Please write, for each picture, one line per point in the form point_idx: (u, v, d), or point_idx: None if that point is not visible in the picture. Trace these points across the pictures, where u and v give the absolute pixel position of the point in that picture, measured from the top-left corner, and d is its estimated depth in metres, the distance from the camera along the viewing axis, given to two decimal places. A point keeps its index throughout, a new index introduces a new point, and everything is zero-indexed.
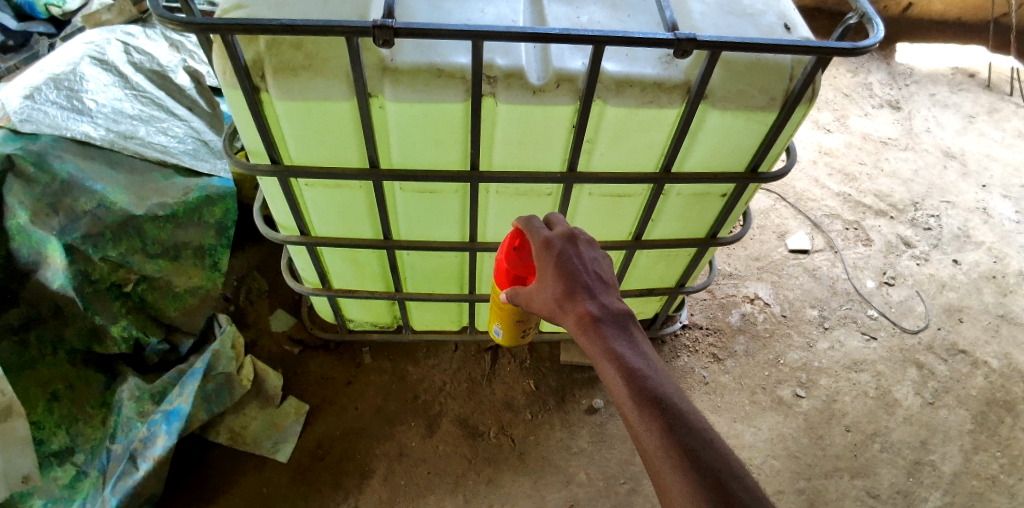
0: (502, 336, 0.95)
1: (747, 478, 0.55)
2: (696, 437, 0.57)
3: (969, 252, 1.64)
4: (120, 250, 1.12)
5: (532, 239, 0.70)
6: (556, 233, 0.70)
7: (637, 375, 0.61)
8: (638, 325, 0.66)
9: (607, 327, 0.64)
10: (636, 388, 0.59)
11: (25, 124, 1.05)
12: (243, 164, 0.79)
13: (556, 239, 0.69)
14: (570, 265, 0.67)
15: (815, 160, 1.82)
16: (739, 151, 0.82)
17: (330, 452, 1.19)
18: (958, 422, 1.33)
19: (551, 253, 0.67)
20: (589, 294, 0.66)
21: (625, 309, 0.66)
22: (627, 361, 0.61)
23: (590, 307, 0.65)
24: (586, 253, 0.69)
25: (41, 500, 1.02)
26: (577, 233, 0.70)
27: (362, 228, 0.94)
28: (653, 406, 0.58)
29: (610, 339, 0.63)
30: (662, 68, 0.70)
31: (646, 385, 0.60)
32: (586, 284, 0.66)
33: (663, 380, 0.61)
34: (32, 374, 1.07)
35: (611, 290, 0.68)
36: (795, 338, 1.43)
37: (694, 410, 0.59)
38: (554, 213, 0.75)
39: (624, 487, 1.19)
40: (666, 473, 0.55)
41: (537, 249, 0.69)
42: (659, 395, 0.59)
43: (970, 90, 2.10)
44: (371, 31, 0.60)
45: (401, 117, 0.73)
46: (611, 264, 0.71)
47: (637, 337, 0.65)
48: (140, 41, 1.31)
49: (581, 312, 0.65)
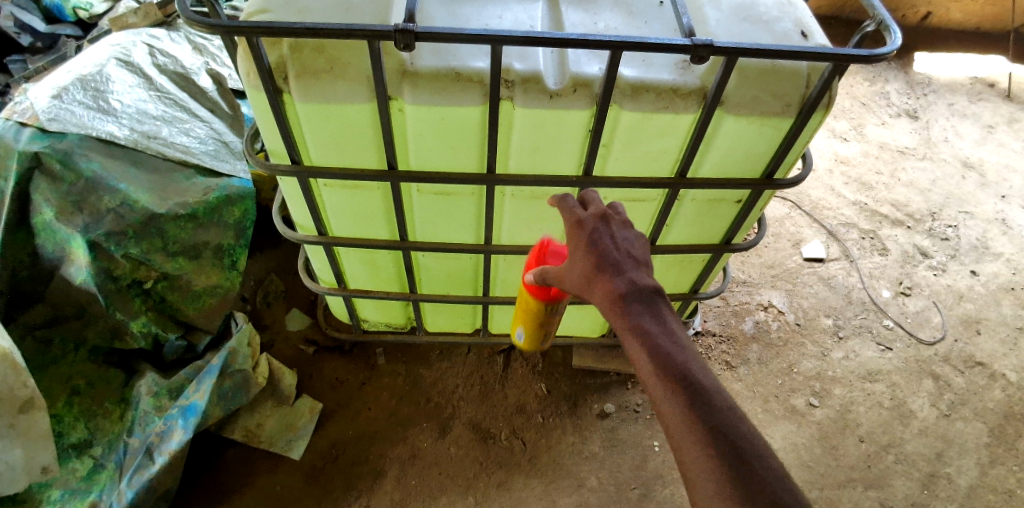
0: (523, 341, 0.96)
1: (771, 459, 0.54)
2: (721, 417, 0.56)
3: (987, 263, 1.62)
4: (141, 248, 1.14)
5: (567, 218, 0.72)
6: (590, 212, 0.71)
7: (664, 353, 0.60)
8: (666, 303, 0.65)
9: (634, 305, 0.63)
10: (662, 367, 0.59)
11: (52, 122, 1.08)
12: (264, 165, 0.80)
13: (589, 218, 0.71)
14: (600, 243, 0.67)
15: (831, 168, 1.81)
16: (754, 158, 0.82)
17: (343, 453, 1.20)
18: (975, 434, 1.31)
19: (583, 231, 0.69)
20: (618, 271, 0.66)
21: (655, 287, 0.65)
22: (654, 338, 0.61)
23: (617, 284, 0.64)
24: (618, 232, 0.69)
25: (58, 491, 1.03)
26: (611, 213, 0.71)
27: (379, 230, 0.96)
28: (677, 385, 0.58)
29: (637, 316, 0.63)
30: (678, 74, 0.71)
31: (671, 364, 0.60)
32: (615, 262, 0.66)
33: (690, 358, 0.60)
34: (54, 372, 1.11)
35: (642, 267, 0.67)
36: (810, 347, 1.42)
37: (720, 389, 0.59)
38: (591, 190, 0.76)
39: (634, 493, 1.19)
40: (687, 451, 0.55)
41: (571, 228, 0.71)
42: (685, 374, 0.59)
43: (990, 100, 2.08)
44: (392, 35, 0.61)
45: (419, 120, 0.74)
46: (645, 241, 0.70)
47: (666, 314, 0.64)
48: (165, 43, 1.34)
49: (608, 290, 0.65)
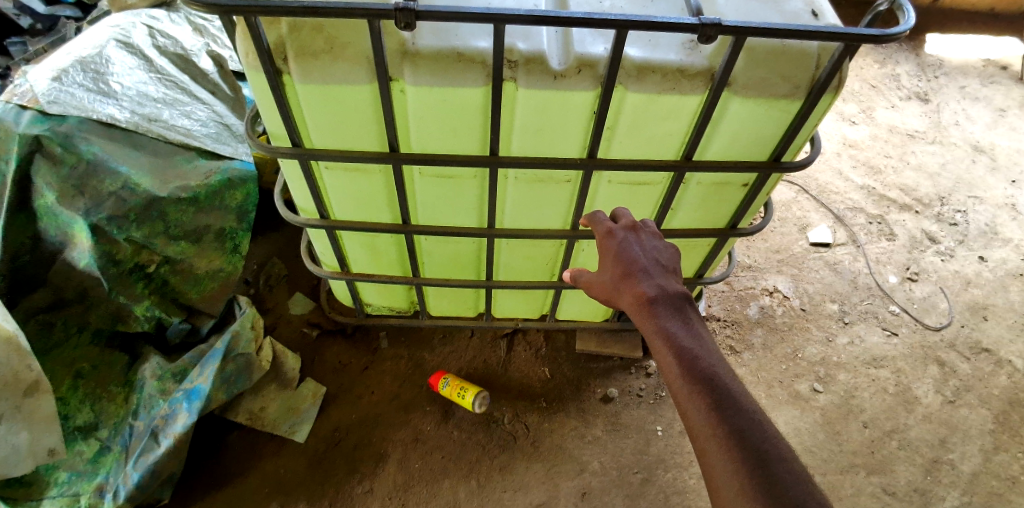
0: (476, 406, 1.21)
1: (795, 464, 0.54)
2: (744, 418, 0.56)
3: (996, 249, 1.60)
4: (143, 232, 1.13)
5: (596, 229, 0.76)
6: (620, 224, 0.75)
7: (689, 355, 0.60)
8: (693, 308, 0.66)
9: (661, 307, 0.65)
10: (686, 368, 0.59)
11: (52, 105, 1.07)
12: (263, 147, 0.80)
13: (619, 229, 0.75)
14: (628, 250, 0.71)
15: (839, 152, 1.79)
16: (761, 141, 0.81)
17: (347, 435, 1.21)
18: (979, 421, 1.31)
19: (613, 240, 0.72)
20: (646, 275, 0.68)
21: (682, 292, 0.66)
22: (680, 341, 0.61)
23: (645, 287, 0.66)
24: (646, 241, 0.73)
25: (65, 473, 1.05)
26: (642, 225, 0.75)
27: (381, 213, 0.95)
28: (702, 386, 0.58)
29: (663, 318, 0.64)
30: (685, 54, 0.69)
31: (696, 365, 0.60)
32: (643, 268, 0.69)
33: (715, 361, 0.60)
34: (58, 355, 1.13)
35: (669, 274, 0.69)
36: (814, 333, 1.41)
37: (745, 393, 0.58)
38: (622, 207, 0.80)
39: (637, 477, 1.19)
40: (710, 451, 0.55)
41: (601, 237, 0.74)
42: (710, 375, 0.59)
43: (1002, 83, 2.05)
44: (392, 14, 0.59)
45: (420, 102, 0.73)
46: (674, 252, 0.73)
47: (693, 319, 0.65)
48: (164, 24, 1.32)
49: (636, 292, 0.66)
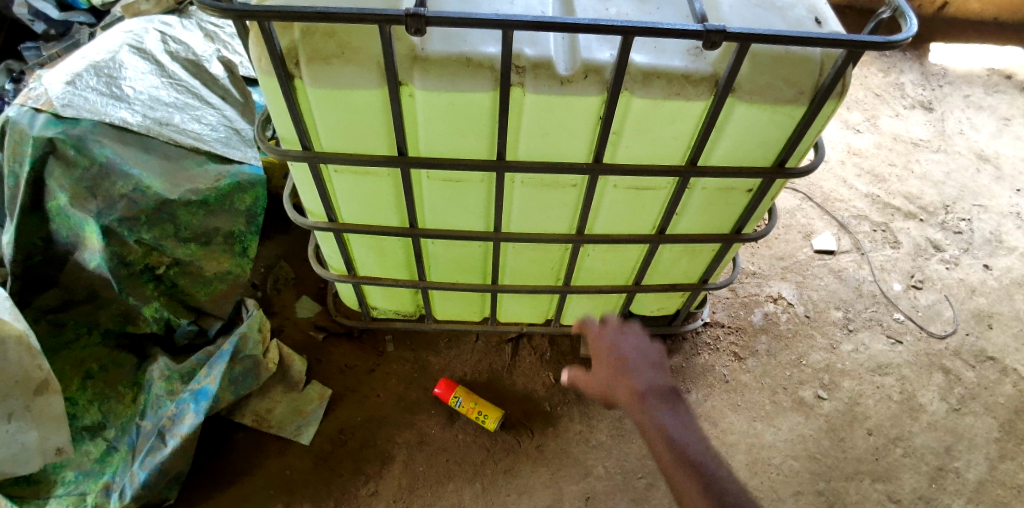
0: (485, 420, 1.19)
1: None
2: (728, 497, 0.69)
3: (1001, 257, 1.60)
4: (154, 234, 1.14)
5: (587, 331, 0.92)
6: (608, 324, 0.91)
7: (678, 444, 0.74)
8: (677, 398, 0.80)
9: (651, 401, 0.79)
10: (676, 454, 0.73)
11: (66, 108, 1.08)
12: (274, 151, 0.81)
13: (609, 329, 0.89)
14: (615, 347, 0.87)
15: (844, 160, 1.79)
16: (766, 146, 0.81)
17: (352, 437, 1.21)
18: (985, 429, 1.30)
19: (605, 341, 0.88)
20: (633, 371, 0.83)
21: (668, 387, 0.81)
22: (670, 433, 0.75)
23: (636, 385, 0.81)
24: (633, 340, 0.88)
25: (72, 472, 1.06)
26: (627, 324, 0.90)
27: (389, 216, 0.96)
28: (689, 467, 0.72)
29: (655, 412, 0.78)
30: (690, 61, 0.70)
31: (684, 452, 0.73)
32: (631, 366, 0.84)
33: (700, 446, 0.74)
34: (67, 356, 1.15)
35: (652, 368, 0.85)
36: (818, 340, 1.41)
37: (725, 471, 0.72)
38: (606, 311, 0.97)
39: (641, 482, 1.19)
40: None
41: (594, 339, 0.90)
42: (695, 460, 0.73)
43: (1006, 92, 2.05)
44: (403, 19, 0.60)
45: (429, 106, 0.74)
46: (655, 345, 0.88)
47: (679, 410, 0.78)
48: (176, 30, 1.34)
49: (630, 391, 0.81)
